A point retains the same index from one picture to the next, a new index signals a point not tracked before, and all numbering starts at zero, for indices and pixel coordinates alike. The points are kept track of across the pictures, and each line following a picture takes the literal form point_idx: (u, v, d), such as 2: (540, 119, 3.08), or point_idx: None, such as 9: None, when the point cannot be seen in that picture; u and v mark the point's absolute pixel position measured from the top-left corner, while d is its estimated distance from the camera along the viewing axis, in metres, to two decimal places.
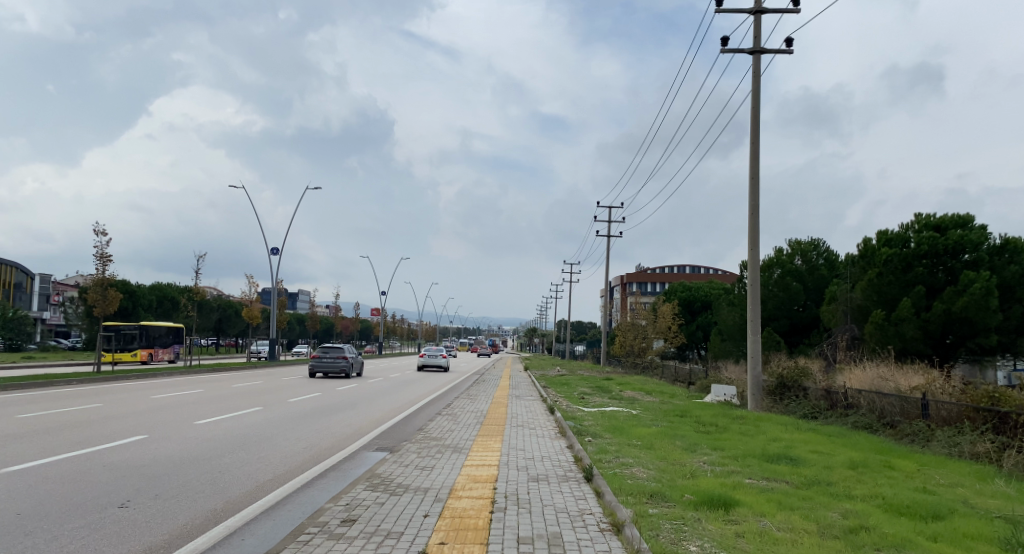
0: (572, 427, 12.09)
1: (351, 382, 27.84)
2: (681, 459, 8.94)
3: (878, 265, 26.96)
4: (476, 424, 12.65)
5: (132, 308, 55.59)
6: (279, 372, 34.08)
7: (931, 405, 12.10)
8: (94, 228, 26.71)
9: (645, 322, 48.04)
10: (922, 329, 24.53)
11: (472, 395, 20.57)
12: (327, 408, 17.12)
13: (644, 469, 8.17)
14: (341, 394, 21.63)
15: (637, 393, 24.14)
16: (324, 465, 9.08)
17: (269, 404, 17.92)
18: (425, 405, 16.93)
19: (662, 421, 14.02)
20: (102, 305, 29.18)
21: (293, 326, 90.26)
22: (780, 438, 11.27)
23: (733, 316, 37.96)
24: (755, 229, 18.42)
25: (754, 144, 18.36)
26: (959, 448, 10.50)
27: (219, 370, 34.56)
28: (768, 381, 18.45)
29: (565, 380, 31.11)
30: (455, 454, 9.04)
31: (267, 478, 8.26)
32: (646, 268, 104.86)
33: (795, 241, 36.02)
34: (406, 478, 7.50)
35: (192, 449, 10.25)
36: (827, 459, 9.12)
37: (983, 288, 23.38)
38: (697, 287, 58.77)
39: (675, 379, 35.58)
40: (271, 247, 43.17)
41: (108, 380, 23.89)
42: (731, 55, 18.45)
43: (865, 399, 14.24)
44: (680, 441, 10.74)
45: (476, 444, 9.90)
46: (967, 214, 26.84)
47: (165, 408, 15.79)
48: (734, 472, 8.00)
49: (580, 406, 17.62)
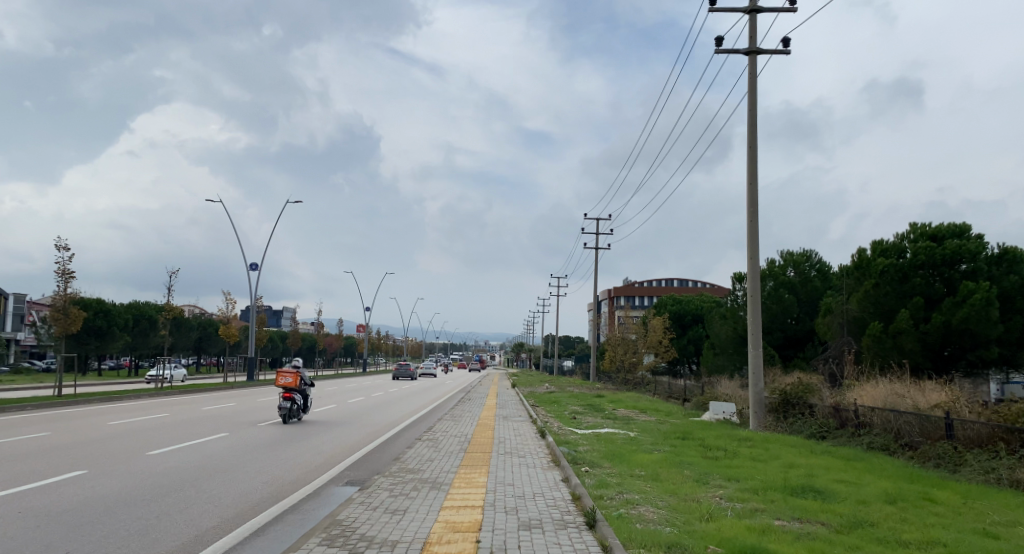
0: (566, 454, 10.87)
1: (329, 403, 26.33)
2: (693, 494, 7.78)
3: (874, 276, 26.14)
4: (460, 452, 11.43)
5: (108, 327, 53.81)
6: (256, 392, 32.56)
7: (955, 425, 11.11)
8: (57, 243, 25.20)
9: (634, 336, 47.03)
10: (921, 342, 23.67)
11: (456, 416, 19.32)
12: (299, 433, 15.80)
13: (654, 509, 7.04)
14: (316, 416, 20.20)
15: (631, 412, 22.91)
16: (280, 507, 7.84)
17: (237, 429, 16.57)
18: (404, 429, 15.67)
19: (664, 445, 12.84)
20: (64, 324, 27.63)
21: (276, 344, 88.47)
22: (797, 464, 10.12)
23: (725, 329, 36.93)
24: (755, 237, 17.45)
25: (751, 148, 17.45)
26: (995, 474, 9.46)
27: (194, 391, 33.02)
28: (771, 399, 17.46)
29: (554, 398, 29.83)
30: (433, 492, 7.82)
31: (209, 527, 7.02)
32: (633, 282, 104.77)
33: (787, 253, 35.27)
34: (372, 528, 6.27)
35: (133, 487, 9.03)
36: (857, 491, 8.00)
37: (983, 299, 22.60)
38: (687, 300, 57.94)
39: (668, 395, 34.47)
40: (249, 264, 41.79)
41: (69, 404, 22.22)
42: (726, 54, 17.55)
43: (879, 418, 13.20)
44: (689, 471, 9.55)
45: (458, 478, 8.70)
46: (963, 223, 26.17)
47: (120, 436, 14.46)
48: (759, 512, 6.82)
49: (573, 428, 16.40)
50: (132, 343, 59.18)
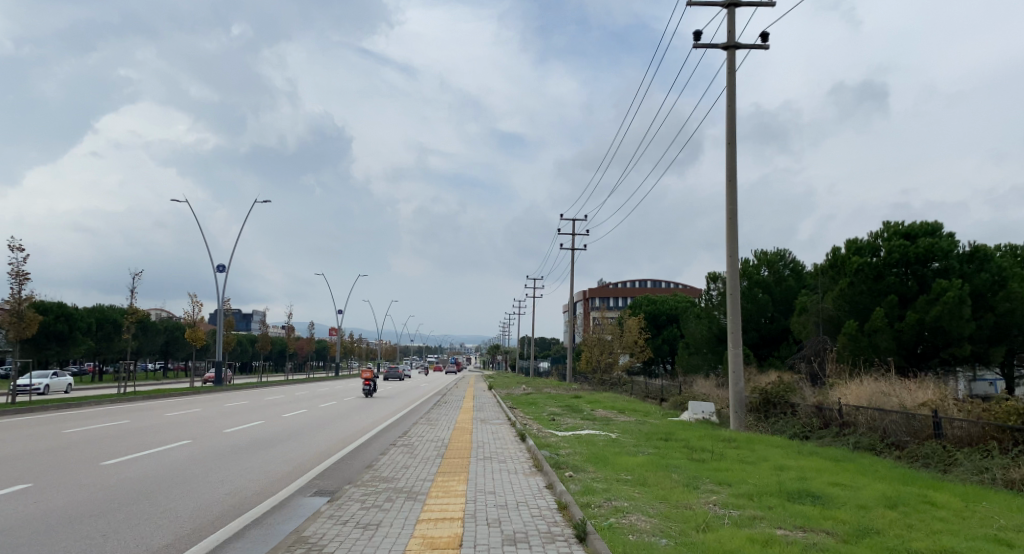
0: (548, 458, 10.37)
1: (298, 408, 25.46)
2: (684, 500, 7.37)
3: (849, 274, 26.14)
4: (437, 458, 10.89)
5: (69, 331, 52.05)
6: (224, 396, 31.54)
7: (943, 424, 10.91)
8: (10, 243, 24.01)
9: (610, 336, 46.74)
10: (896, 339, 23.70)
11: (430, 419, 18.70)
12: (268, 439, 15.13)
13: (645, 518, 6.59)
14: (286, 422, 19.45)
15: (610, 412, 22.53)
16: (240, 522, 7.20)
17: (199, 436, 15.76)
18: (378, 434, 15.08)
19: (648, 447, 12.41)
20: (18, 329, 26.35)
21: (246, 348, 86.59)
22: (787, 466, 9.77)
23: (700, 328, 36.80)
24: (734, 234, 17.18)
25: (731, 144, 17.20)
26: (988, 474, 9.24)
27: (159, 396, 31.81)
28: (751, 399, 17.22)
29: (532, 400, 29.27)
30: (409, 503, 7.26)
31: (161, 546, 6.35)
32: (608, 284, 105.04)
33: (761, 252, 35.31)
34: (341, 544, 5.71)
35: (80, 502, 8.30)
36: (854, 495, 7.65)
37: (956, 296, 22.68)
38: (662, 300, 57.91)
39: (645, 395, 34.23)
40: (216, 265, 40.61)
41: (21, 411, 21.10)
42: (704, 49, 17.27)
43: (864, 417, 12.96)
44: (677, 474, 9.16)
45: (436, 488, 8.17)
46: (935, 222, 26.29)
47: (74, 445, 13.61)
48: (758, 520, 6.41)
49: (552, 430, 15.97)
50: (95, 348, 57.37)
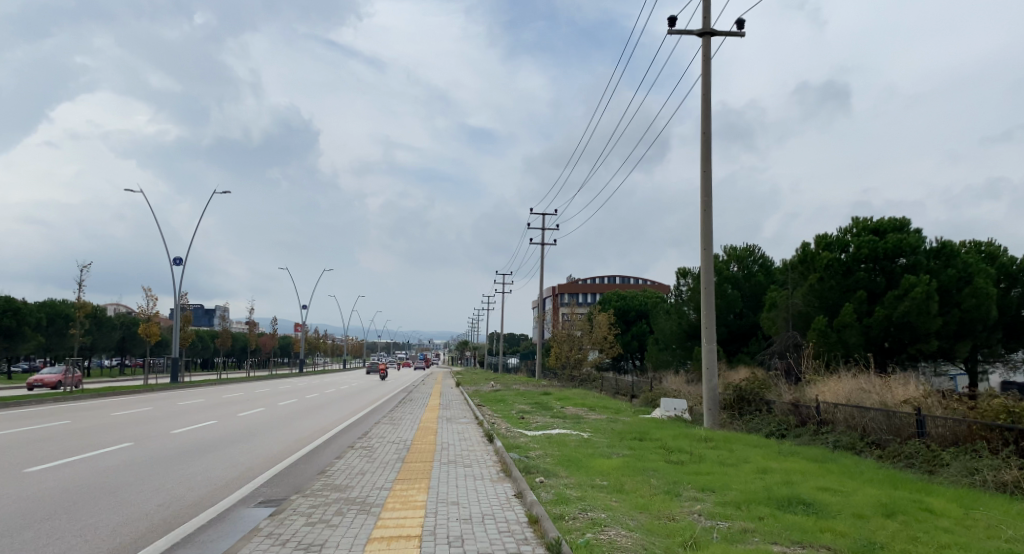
0: (517, 462, 9.62)
1: (254, 406, 24.22)
2: (667, 510, 6.71)
3: (818, 269, 25.88)
4: (397, 462, 10.09)
5: (18, 327, 49.67)
6: (178, 395, 30.05)
7: (926, 422, 10.51)
8: None
9: (580, 332, 46.20)
10: (865, 335, 23.57)
11: (394, 419, 17.78)
12: (217, 441, 14.09)
13: (625, 532, 5.90)
14: (241, 421, 18.30)
15: (580, 410, 21.86)
16: (167, 540, 6.31)
17: (143, 438, 14.57)
18: (337, 434, 14.17)
19: (622, 448, 11.73)
20: None
21: (206, 343, 84.10)
22: (770, 469, 9.19)
23: (670, 323, 36.49)
24: (708, 226, 16.68)
25: (705, 135, 16.65)
26: (979, 476, 8.78)
27: (108, 394, 30.23)
28: (725, 396, 16.75)
29: (500, 397, 28.53)
30: (361, 518, 6.45)
31: None
32: (577, 280, 104.94)
33: (730, 248, 35.28)
34: None
35: None
36: (847, 502, 7.06)
37: (925, 292, 22.52)
38: (632, 296, 57.73)
39: (615, 391, 33.73)
40: (174, 258, 39.02)
41: None
42: (680, 34, 16.65)
43: (842, 415, 12.54)
44: (656, 479, 8.49)
45: (392, 498, 7.36)
46: (903, 219, 26.23)
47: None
48: (750, 533, 5.77)
49: (521, 429, 15.23)
50: (46, 344, 55.06)
